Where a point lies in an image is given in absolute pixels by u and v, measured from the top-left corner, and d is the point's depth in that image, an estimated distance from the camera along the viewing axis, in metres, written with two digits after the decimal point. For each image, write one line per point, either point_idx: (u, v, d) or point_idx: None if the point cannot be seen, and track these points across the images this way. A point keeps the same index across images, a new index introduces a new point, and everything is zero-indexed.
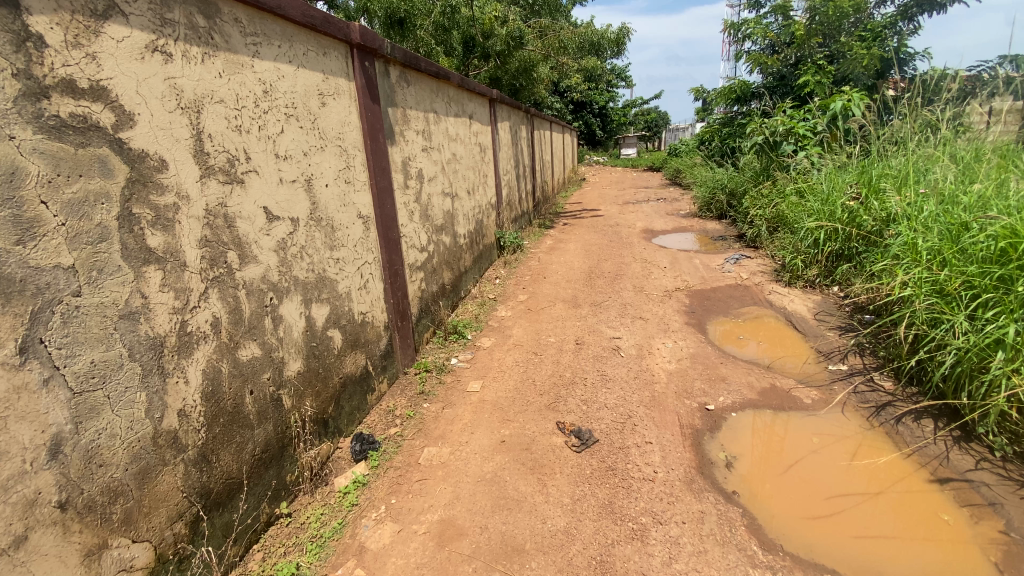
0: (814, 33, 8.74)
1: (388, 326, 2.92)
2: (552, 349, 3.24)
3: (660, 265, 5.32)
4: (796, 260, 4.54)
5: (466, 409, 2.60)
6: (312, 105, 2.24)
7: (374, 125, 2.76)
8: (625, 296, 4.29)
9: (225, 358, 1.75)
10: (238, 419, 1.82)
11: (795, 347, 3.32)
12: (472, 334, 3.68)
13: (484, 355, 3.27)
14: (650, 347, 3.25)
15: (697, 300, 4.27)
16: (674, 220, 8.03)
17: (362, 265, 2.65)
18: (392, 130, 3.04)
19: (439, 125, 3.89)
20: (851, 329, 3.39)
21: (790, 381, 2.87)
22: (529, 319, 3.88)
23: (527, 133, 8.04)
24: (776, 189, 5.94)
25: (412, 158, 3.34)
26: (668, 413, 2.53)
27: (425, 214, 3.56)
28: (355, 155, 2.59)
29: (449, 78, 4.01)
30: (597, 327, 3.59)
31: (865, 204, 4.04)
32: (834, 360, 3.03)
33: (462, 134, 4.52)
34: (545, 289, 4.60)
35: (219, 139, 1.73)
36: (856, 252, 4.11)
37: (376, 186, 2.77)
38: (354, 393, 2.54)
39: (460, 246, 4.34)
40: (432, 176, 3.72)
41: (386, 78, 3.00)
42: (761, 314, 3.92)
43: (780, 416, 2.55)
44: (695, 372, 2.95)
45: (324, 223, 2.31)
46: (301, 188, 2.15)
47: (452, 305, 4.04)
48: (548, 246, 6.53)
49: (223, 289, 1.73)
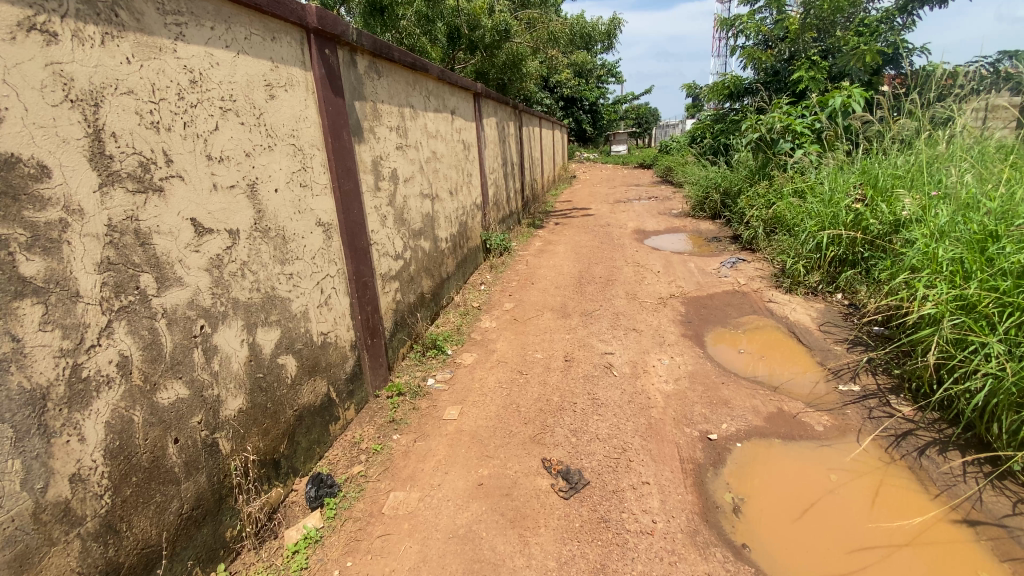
0: (808, 27, 8.53)
1: (355, 345, 2.63)
2: (539, 368, 2.95)
3: (653, 269, 5.05)
4: (797, 265, 4.29)
5: (440, 443, 2.30)
6: (257, 97, 1.94)
7: (337, 121, 2.46)
8: (617, 305, 4.01)
9: (138, 404, 1.46)
10: (159, 474, 1.53)
11: (800, 362, 3.07)
12: (452, 349, 3.39)
13: (464, 374, 2.98)
14: (645, 364, 2.98)
15: (694, 308, 4.00)
16: (667, 220, 7.77)
17: (323, 279, 2.35)
18: (360, 127, 2.74)
19: (417, 120, 3.59)
20: (860, 343, 3.16)
21: (798, 404, 2.61)
22: (515, 331, 3.60)
23: (515, 129, 7.73)
24: (773, 189, 5.71)
25: (384, 157, 3.04)
26: (666, 446, 2.25)
27: (400, 219, 3.26)
28: (313, 155, 2.28)
29: (427, 69, 3.70)
30: (587, 341, 3.31)
31: (872, 206, 3.81)
32: (844, 380, 2.79)
33: (444, 131, 4.21)
34: (532, 297, 4.31)
35: (126, 138, 1.43)
36: (862, 258, 3.88)
37: (340, 189, 2.47)
38: (312, 425, 2.25)
39: (440, 251, 4.03)
40: (408, 176, 3.43)
41: (352, 69, 2.69)
42: (762, 325, 3.66)
43: (790, 446, 2.30)
44: (695, 393, 2.68)
45: (273, 234, 2.01)
46: (243, 194, 1.85)
47: (431, 316, 3.74)
48: (537, 247, 6.24)
49: (133, 321, 1.44)
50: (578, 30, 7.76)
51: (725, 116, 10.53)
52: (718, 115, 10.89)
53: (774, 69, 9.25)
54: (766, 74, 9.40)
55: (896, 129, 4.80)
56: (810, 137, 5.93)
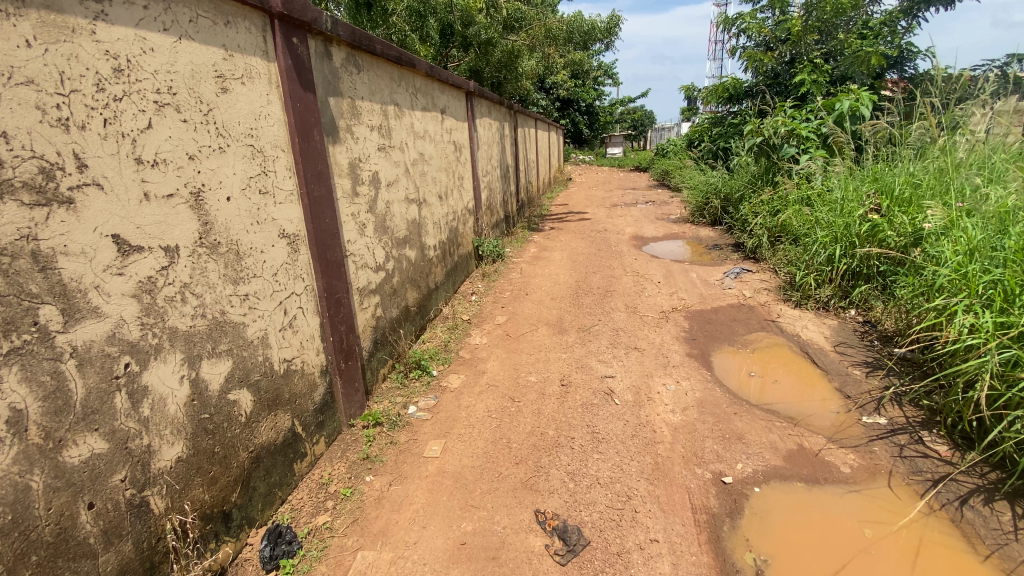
0: (811, 29, 8.32)
1: (326, 371, 2.35)
2: (533, 394, 2.67)
3: (654, 279, 4.79)
4: (807, 278, 4.04)
5: (419, 487, 2.03)
6: (205, 90, 1.66)
7: (306, 118, 2.18)
8: (617, 320, 3.73)
9: (39, 466, 1.18)
10: (68, 550, 1.24)
11: (816, 389, 2.82)
12: (438, 369, 3.10)
13: (450, 400, 2.70)
14: (649, 391, 2.70)
15: (698, 324, 3.74)
16: (666, 226, 7.49)
17: (287, 298, 2.07)
18: (335, 126, 2.46)
19: (403, 119, 3.32)
20: (879, 368, 2.92)
21: (819, 440, 2.36)
22: (507, 348, 3.31)
23: (510, 129, 7.46)
24: (778, 197, 5.48)
25: (364, 159, 2.76)
26: (676, 493, 1.98)
27: (382, 227, 2.98)
28: (276, 157, 2.00)
29: (414, 64, 3.43)
30: (586, 361, 3.04)
31: (889, 218, 3.58)
32: (868, 413, 2.53)
33: (432, 131, 3.93)
34: (526, 309, 4.03)
35: (23, 139, 1.15)
36: (878, 271, 3.65)
37: (309, 195, 2.18)
38: (272, 467, 1.97)
39: (428, 260, 3.75)
40: (392, 180, 3.14)
41: (327, 62, 2.41)
42: (772, 344, 3.40)
43: (814, 491, 2.04)
44: (705, 427, 2.41)
45: (223, 249, 1.73)
46: (184, 204, 1.57)
47: (416, 331, 3.46)
48: (531, 254, 5.96)
49: (29, 365, 1.16)
50: (576, 28, 7.50)
51: (725, 120, 10.30)
52: (716, 118, 10.66)
53: (775, 72, 9.02)
54: (767, 77, 9.17)
55: (909, 136, 4.58)
56: (816, 142, 5.70)
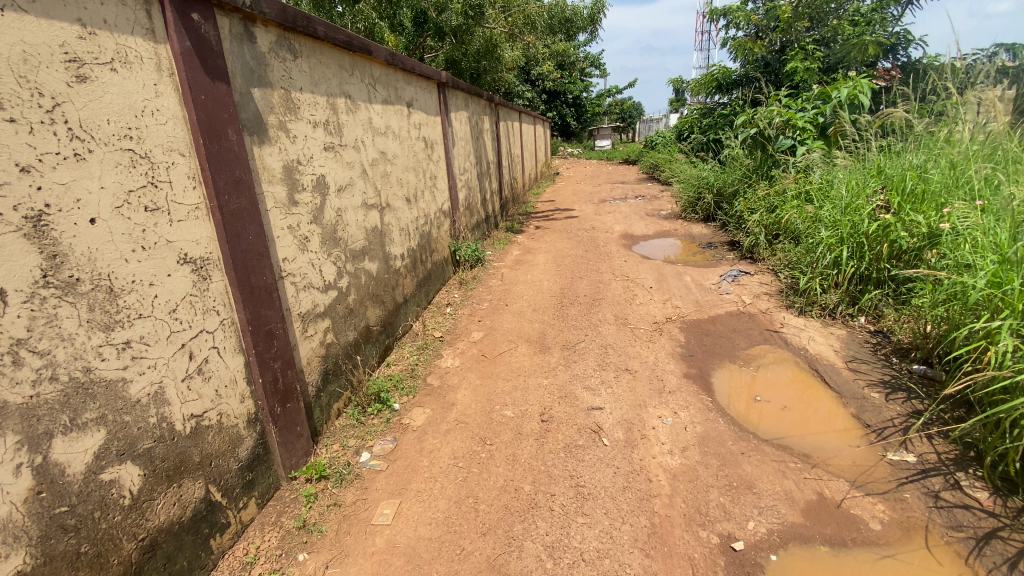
0: (801, 15, 7.98)
1: (255, 419, 1.97)
2: (507, 435, 2.28)
3: (645, 284, 4.43)
4: (812, 281, 3.69)
5: (363, 570, 1.66)
6: (50, 82, 1.28)
7: (218, 114, 1.79)
8: (606, 335, 3.35)
9: None
10: None
11: (831, 417, 2.46)
12: (401, 401, 2.70)
13: (410, 443, 2.30)
14: (642, 427, 2.32)
15: (695, 338, 3.36)
16: (657, 223, 7.12)
17: (193, 338, 1.69)
18: (262, 123, 2.06)
19: (357, 112, 2.91)
20: (902, 391, 2.59)
21: (840, 485, 2.00)
22: (481, 373, 2.92)
23: (491, 123, 7.03)
24: (776, 191, 5.13)
25: (305, 161, 2.36)
26: (677, 569, 1.61)
27: (332, 239, 2.58)
28: (170, 163, 1.61)
29: (369, 50, 3.02)
30: (571, 389, 2.65)
31: (901, 216, 3.24)
32: (893, 447, 2.20)
33: (397, 126, 3.52)
34: (505, 324, 3.65)
35: None
36: (888, 276, 3.32)
37: (223, 208, 1.79)
38: (175, 552, 1.58)
39: (393, 272, 3.35)
40: (345, 184, 2.74)
41: (248, 45, 2.01)
42: (780, 361, 3.03)
43: (842, 558, 1.67)
44: (709, 473, 2.03)
45: (86, 286, 1.35)
46: (18, 233, 1.20)
47: (381, 354, 3.06)
48: (515, 257, 5.57)
49: None
50: (557, 14, 7.04)
51: (714, 111, 9.95)
52: (706, 109, 10.32)
53: (765, 61, 8.68)
54: (756, 66, 8.84)
55: (914, 125, 4.27)
56: (812, 132, 5.31)
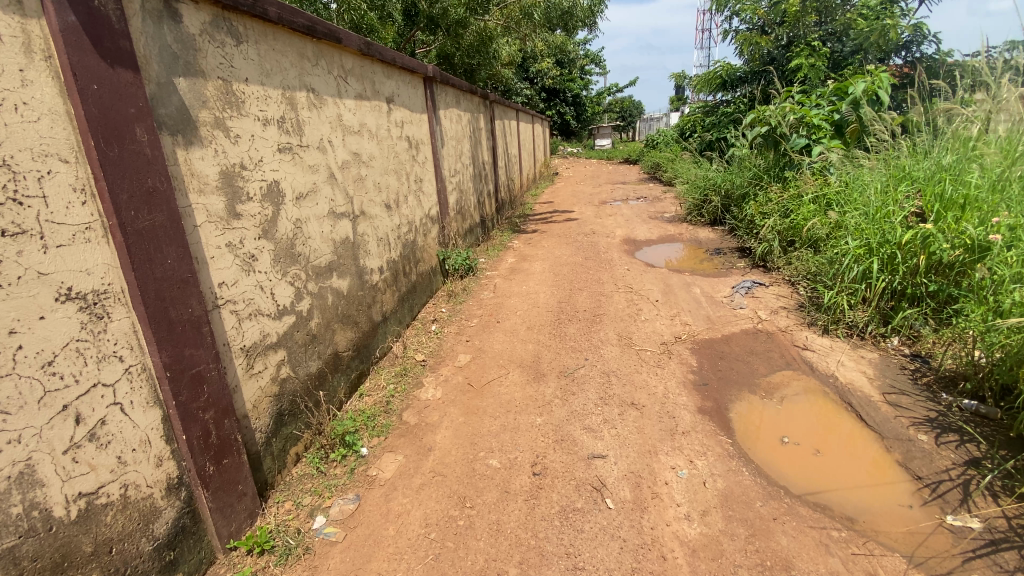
0: (808, 11, 7.51)
1: (176, 484, 1.60)
2: (491, 493, 1.92)
3: (651, 297, 4.05)
4: (837, 296, 3.29)
5: None
6: None
7: (120, 108, 1.42)
8: (607, 359, 2.98)
9: None
10: None
11: (873, 464, 2.10)
12: (370, 443, 2.33)
13: (375, 503, 1.94)
14: (652, 482, 1.95)
15: (708, 361, 2.99)
16: (660, 226, 6.75)
17: (81, 393, 1.33)
18: (189, 121, 1.70)
19: (322, 106, 2.53)
20: (952, 432, 2.21)
21: (896, 561, 1.64)
22: (464, 407, 2.55)
23: (485, 121, 6.64)
24: (791, 195, 4.75)
25: (250, 165, 1.98)
26: None
27: (288, 255, 2.21)
28: (44, 172, 1.26)
29: (338, 36, 2.64)
30: (568, 431, 2.28)
31: (941, 225, 2.86)
32: (953, 509, 1.83)
33: (374, 124, 3.15)
34: (496, 345, 3.27)
35: None
36: (925, 292, 2.93)
37: (125, 226, 1.42)
38: None
39: (369, 288, 2.97)
40: (307, 190, 2.37)
41: (170, 25, 1.64)
42: (808, 392, 2.64)
43: None
44: (736, 547, 1.67)
45: None
46: None
47: (352, 384, 2.69)
48: (509, 265, 5.19)
49: None
50: (558, 6, 6.66)
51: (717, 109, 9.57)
52: (708, 108, 9.95)
53: (771, 56, 8.29)
54: (761, 61, 8.44)
55: (942, 123, 3.92)
56: (829, 130, 4.91)
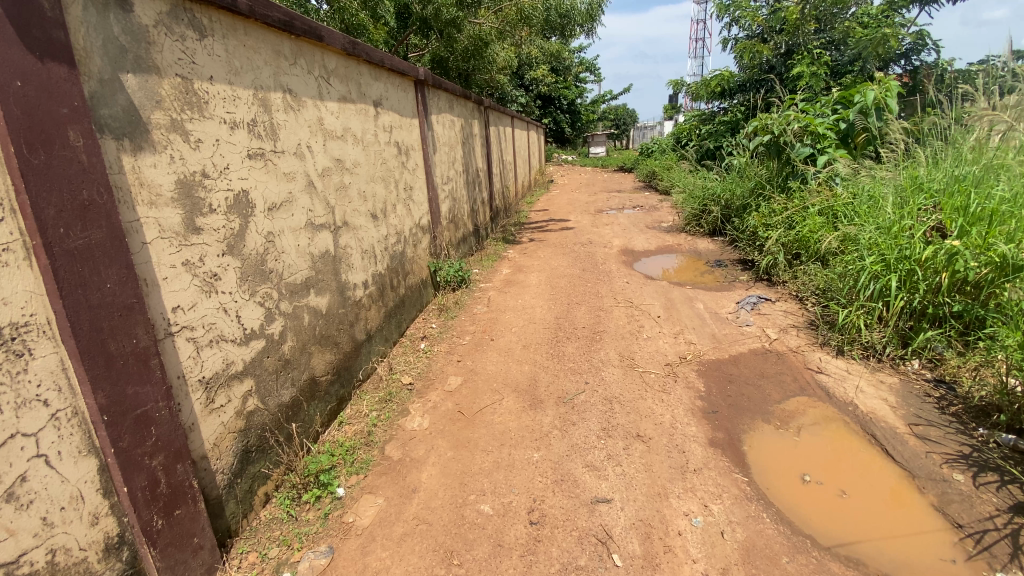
0: (808, 18, 7.40)
1: (116, 543, 1.37)
2: (482, 547, 1.70)
3: (652, 312, 3.85)
4: (851, 315, 3.10)
5: None
6: None
7: (50, 108, 1.20)
8: (609, 383, 2.77)
9: None
10: None
11: (901, 504, 1.91)
12: (349, 482, 2.11)
13: (351, 557, 1.72)
14: (664, 533, 1.74)
15: (716, 385, 2.78)
16: (659, 236, 6.57)
17: None
18: (139, 123, 1.48)
19: (301, 108, 2.32)
20: (992, 473, 2.02)
21: None
22: (454, 439, 2.33)
23: (479, 127, 6.43)
24: (795, 206, 4.57)
25: (213, 172, 1.76)
26: None
27: (258, 273, 1.98)
28: None
29: (320, 33, 2.43)
30: (569, 469, 2.06)
31: (966, 241, 2.68)
32: (1002, 565, 1.63)
33: (359, 128, 2.94)
34: (489, 366, 3.06)
35: None
36: (948, 313, 2.75)
37: (52, 246, 1.20)
38: None
39: (353, 305, 2.75)
40: (281, 200, 2.15)
41: (119, 14, 1.43)
42: (824, 421, 2.45)
43: None
44: None
45: None
46: None
47: (331, 411, 2.47)
48: (504, 277, 4.98)
49: None
50: (555, 10, 6.48)
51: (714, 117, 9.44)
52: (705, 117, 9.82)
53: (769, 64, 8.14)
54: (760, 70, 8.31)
55: (955, 133, 3.77)
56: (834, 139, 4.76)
